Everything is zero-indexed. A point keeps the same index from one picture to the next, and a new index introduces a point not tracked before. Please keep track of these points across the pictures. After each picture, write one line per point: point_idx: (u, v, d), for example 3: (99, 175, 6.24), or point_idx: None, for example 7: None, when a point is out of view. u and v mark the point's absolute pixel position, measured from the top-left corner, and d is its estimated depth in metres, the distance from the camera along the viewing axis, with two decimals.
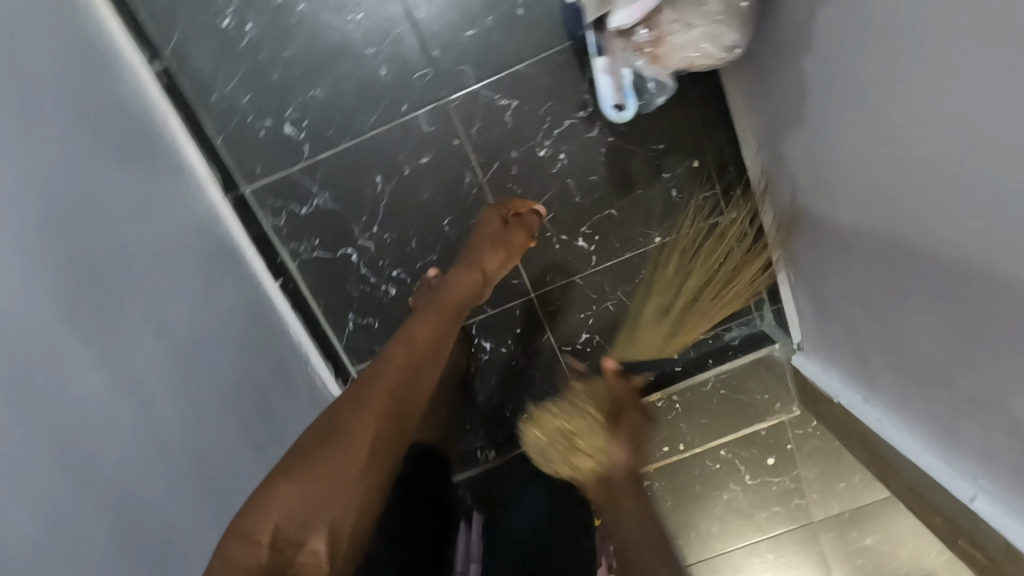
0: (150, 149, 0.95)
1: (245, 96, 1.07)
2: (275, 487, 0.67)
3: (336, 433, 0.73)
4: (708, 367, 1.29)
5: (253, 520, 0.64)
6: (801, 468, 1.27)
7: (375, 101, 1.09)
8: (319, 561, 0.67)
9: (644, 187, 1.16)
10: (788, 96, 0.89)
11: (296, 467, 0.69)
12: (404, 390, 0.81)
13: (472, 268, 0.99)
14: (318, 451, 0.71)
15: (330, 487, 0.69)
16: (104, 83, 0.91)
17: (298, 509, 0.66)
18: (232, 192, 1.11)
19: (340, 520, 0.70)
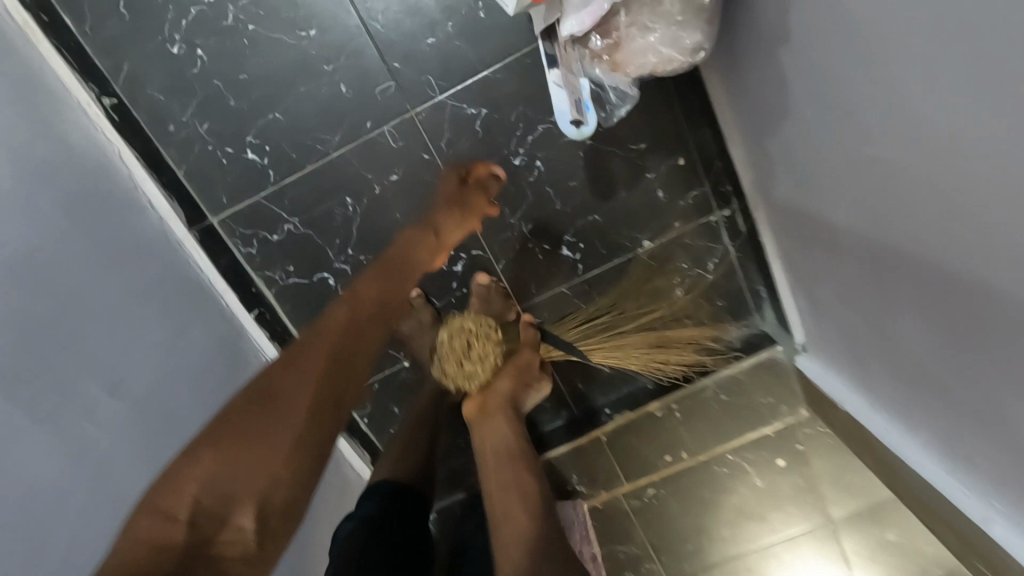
0: (109, 190, 0.92)
1: (203, 125, 1.03)
2: (194, 459, 0.61)
3: (263, 396, 0.65)
4: (707, 371, 1.23)
5: (168, 494, 0.58)
6: (813, 468, 1.21)
7: (338, 120, 1.04)
8: (245, 539, 0.61)
9: (628, 190, 1.10)
10: (776, 87, 0.81)
11: (218, 434, 0.62)
12: (348, 350, 0.72)
13: (428, 227, 0.91)
14: (243, 417, 0.64)
15: (260, 454, 0.62)
16: (53, 128, 0.87)
17: (220, 478, 0.61)
18: (199, 224, 1.07)
19: (273, 492, 0.63)
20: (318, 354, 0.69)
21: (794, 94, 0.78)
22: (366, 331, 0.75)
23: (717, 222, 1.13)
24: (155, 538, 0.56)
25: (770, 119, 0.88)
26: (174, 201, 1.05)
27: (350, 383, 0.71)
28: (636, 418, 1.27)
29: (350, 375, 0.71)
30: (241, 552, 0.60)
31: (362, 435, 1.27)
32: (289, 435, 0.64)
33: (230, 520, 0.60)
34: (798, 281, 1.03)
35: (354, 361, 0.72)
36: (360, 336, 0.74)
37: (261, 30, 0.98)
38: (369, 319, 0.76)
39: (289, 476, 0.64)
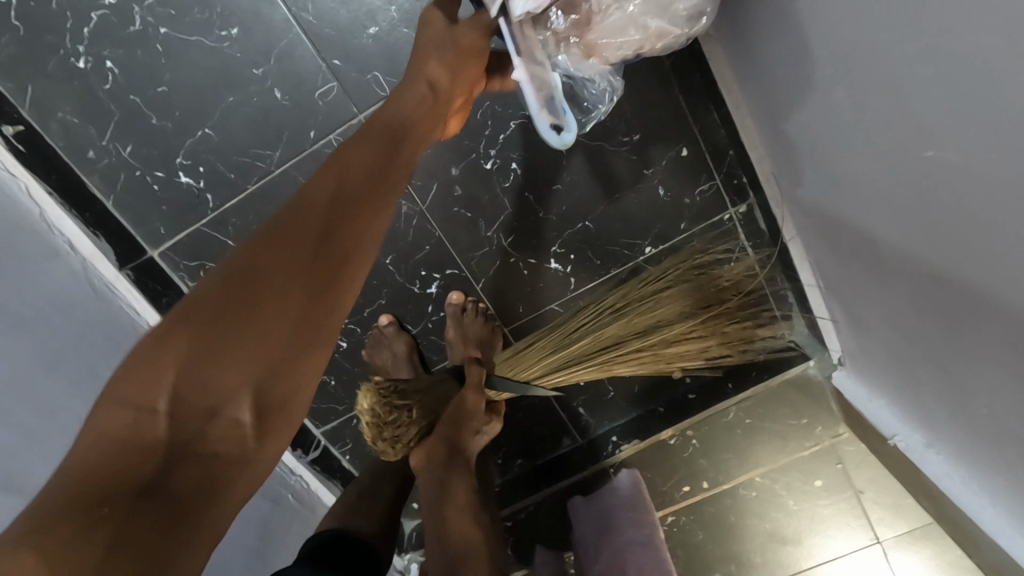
0: (15, 242, 0.81)
1: (126, 148, 0.89)
2: (160, 345, 0.46)
3: (241, 270, 0.49)
4: (727, 392, 1.08)
5: (132, 383, 0.44)
6: (857, 486, 1.04)
7: (276, 132, 0.89)
8: (241, 434, 0.47)
9: (624, 190, 0.93)
10: (804, 61, 0.62)
11: (190, 314, 0.47)
12: (343, 216, 0.53)
13: (416, 82, 0.64)
14: (219, 298, 0.47)
15: (247, 332, 0.47)
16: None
17: (197, 363, 0.45)
18: (138, 259, 0.95)
19: (271, 385, 0.48)
20: (313, 217, 0.52)
21: (826, 72, 0.59)
22: (366, 194, 0.56)
23: (732, 220, 0.95)
24: (128, 438, 0.43)
25: (790, 104, 0.69)
26: (102, 238, 0.93)
27: (354, 254, 0.53)
28: (648, 448, 1.12)
29: (350, 245, 0.53)
30: (237, 450, 0.47)
31: (344, 472, 1.16)
32: (280, 318, 0.48)
33: (219, 411, 0.46)
34: (834, 291, 0.85)
35: (350, 229, 0.54)
36: (360, 196, 0.55)
37: (174, 33, 0.82)
38: (370, 180, 0.56)
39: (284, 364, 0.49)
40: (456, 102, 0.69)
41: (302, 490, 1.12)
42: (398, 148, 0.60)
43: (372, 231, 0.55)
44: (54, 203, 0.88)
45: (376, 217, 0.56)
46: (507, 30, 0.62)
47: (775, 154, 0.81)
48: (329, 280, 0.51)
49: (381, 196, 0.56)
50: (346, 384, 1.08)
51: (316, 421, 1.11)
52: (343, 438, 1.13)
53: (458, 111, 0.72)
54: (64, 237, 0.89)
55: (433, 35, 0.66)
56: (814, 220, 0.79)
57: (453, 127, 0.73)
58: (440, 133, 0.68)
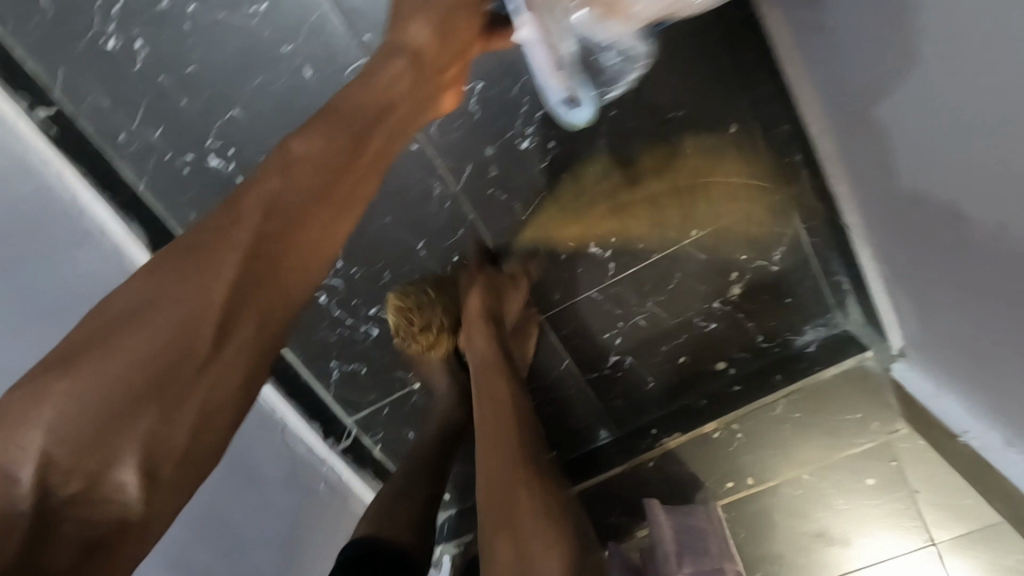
0: (41, 224, 0.81)
1: (156, 131, 0.87)
2: (35, 398, 0.43)
3: (134, 316, 0.46)
4: (775, 384, 1.01)
5: (2, 442, 0.41)
6: (912, 485, 0.97)
7: (306, 113, 0.86)
8: (129, 494, 0.45)
9: (667, 169, 0.88)
10: (886, 23, 0.55)
11: (74, 363, 0.44)
12: (262, 250, 0.50)
13: (398, 53, 0.61)
14: (106, 349, 0.45)
15: (133, 389, 0.44)
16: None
17: (76, 423, 0.43)
18: (168, 244, 0.94)
19: (163, 443, 0.46)
20: (227, 253, 0.49)
21: (920, 53, 0.53)
22: (292, 226, 0.52)
23: (784, 203, 0.90)
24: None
25: (866, 90, 0.64)
26: (134, 223, 0.91)
27: (274, 292, 0.51)
28: (687, 442, 1.05)
29: (267, 287, 0.50)
30: (126, 510, 0.45)
31: (376, 460, 1.15)
32: (176, 371, 0.46)
33: (101, 472, 0.43)
34: (897, 278, 0.80)
35: (270, 266, 0.50)
36: (286, 228, 0.52)
37: (203, 11, 0.78)
38: (301, 210, 0.53)
39: (179, 419, 0.46)
40: (447, 73, 0.65)
41: (335, 478, 1.10)
42: (346, 161, 0.55)
43: (298, 265, 0.52)
44: (86, 186, 0.88)
45: (306, 252, 0.53)
46: None
47: (838, 130, 0.75)
48: (237, 326, 0.49)
49: (312, 227, 0.53)
50: (377, 371, 1.05)
51: (348, 408, 1.09)
52: (375, 426, 1.11)
53: (452, 87, 0.67)
54: (96, 222, 0.88)
55: None
56: (883, 205, 0.74)
57: (446, 105, 0.68)
58: (425, 117, 0.64)
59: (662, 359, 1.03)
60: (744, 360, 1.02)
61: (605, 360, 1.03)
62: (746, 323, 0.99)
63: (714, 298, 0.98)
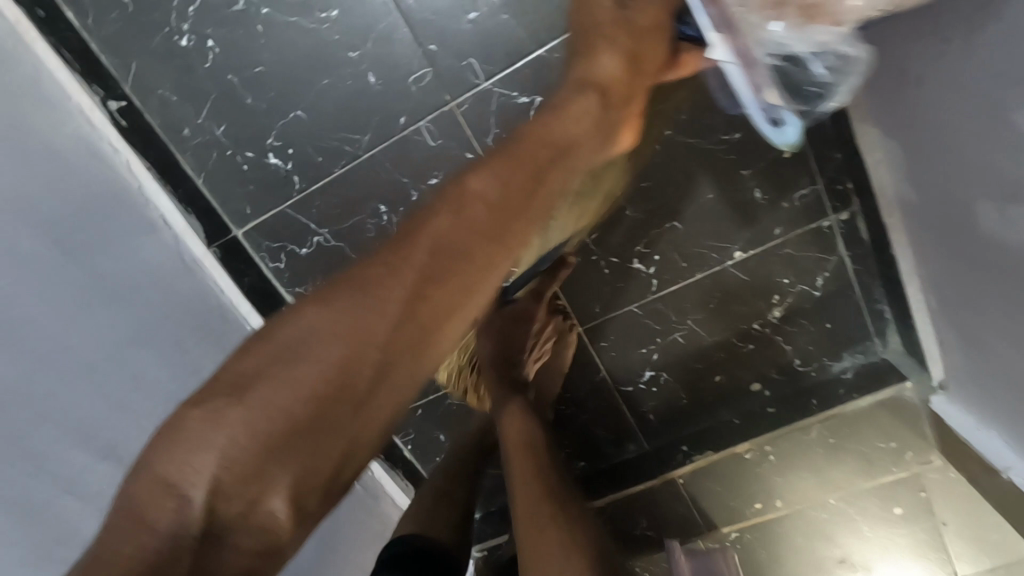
0: (113, 210, 0.82)
1: (219, 127, 0.90)
2: (210, 422, 0.44)
3: (300, 348, 0.48)
4: (811, 410, 1.01)
5: (174, 459, 0.43)
6: (939, 516, 0.97)
7: (366, 118, 0.89)
8: (278, 524, 0.46)
9: (721, 190, 0.89)
10: (985, 53, 0.55)
11: (245, 390, 0.46)
12: (426, 291, 0.52)
13: (586, 89, 0.66)
14: (274, 378, 0.46)
15: (296, 421, 0.46)
16: (43, 135, 0.76)
17: (243, 450, 0.44)
18: (222, 238, 0.96)
19: (312, 476, 0.47)
20: (391, 292, 0.51)
21: (1010, 84, 0.53)
22: (452, 271, 0.53)
23: (832, 228, 0.90)
24: (171, 528, 0.42)
25: (946, 113, 0.63)
26: (192, 215, 0.93)
27: (431, 334, 0.52)
28: (718, 460, 1.06)
29: (421, 331, 0.51)
30: (272, 536, 0.46)
31: (406, 463, 1.15)
32: (336, 408, 0.47)
33: (260, 500, 0.45)
34: (947, 308, 0.80)
35: (428, 310, 0.52)
36: (445, 273, 0.53)
37: (276, 15, 0.82)
38: (462, 255, 0.54)
39: (327, 456, 0.47)
40: (623, 113, 0.69)
41: (367, 476, 1.12)
42: (517, 204, 0.57)
43: (453, 309, 0.53)
44: (150, 177, 0.90)
45: (460, 296, 0.53)
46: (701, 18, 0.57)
47: (901, 157, 0.75)
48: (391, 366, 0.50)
49: (467, 272, 0.54)
50: None
51: None
52: (406, 428, 1.12)
53: (630, 126, 0.71)
54: (158, 211, 0.90)
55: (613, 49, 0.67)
56: (944, 232, 0.73)
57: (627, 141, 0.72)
58: (586, 161, 0.66)
59: (697, 377, 1.03)
60: (781, 384, 1.02)
61: (641, 375, 1.04)
62: (784, 346, 0.99)
63: (753, 318, 0.98)
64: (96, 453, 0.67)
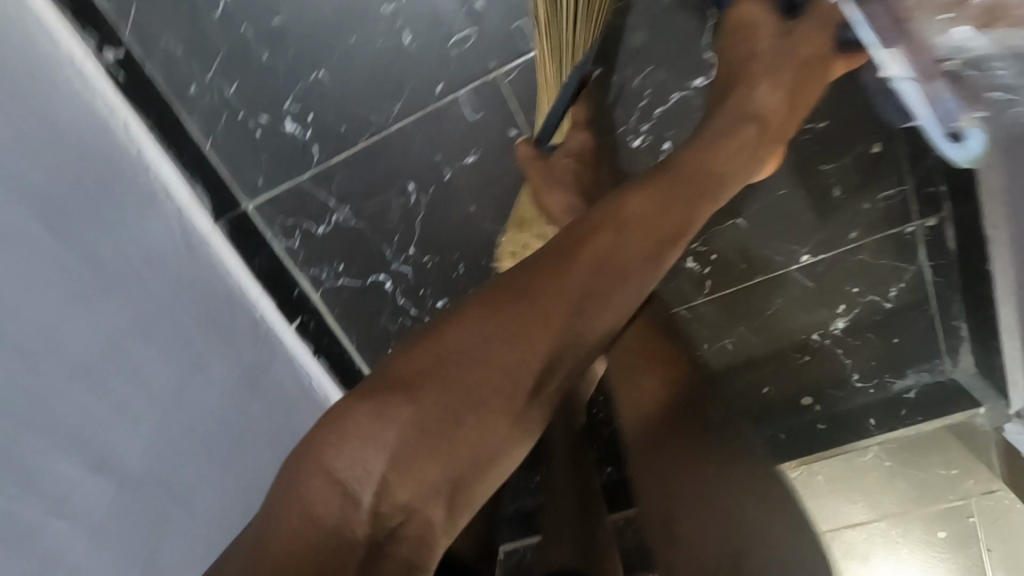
0: (108, 182, 0.71)
1: (230, 87, 0.80)
2: (380, 418, 0.42)
3: (468, 351, 0.45)
4: (869, 430, 0.92)
5: (334, 456, 0.41)
6: (988, 546, 0.88)
7: (397, 85, 0.78)
8: (431, 531, 0.44)
9: (794, 186, 0.81)
10: None
11: (414, 385, 0.43)
12: (589, 295, 0.50)
13: (749, 118, 0.64)
14: (443, 379, 0.44)
15: (463, 424, 0.44)
16: (27, 89, 0.64)
17: (412, 449, 0.42)
18: (232, 213, 0.86)
19: (464, 482, 0.45)
20: (554, 304, 0.48)
21: None
22: (612, 283, 0.51)
23: (915, 235, 0.81)
24: (336, 522, 0.40)
25: None
26: (199, 185, 0.83)
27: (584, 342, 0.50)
28: None
29: (575, 344, 0.49)
30: (419, 547, 0.43)
31: None
32: (496, 417, 0.45)
33: (418, 505, 0.43)
34: None
35: (585, 324, 0.49)
36: (604, 287, 0.51)
37: None
38: (623, 270, 0.52)
39: (482, 462, 0.45)
40: (772, 146, 0.67)
41: None
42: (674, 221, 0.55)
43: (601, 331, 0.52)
44: (152, 141, 0.79)
45: (614, 313, 0.52)
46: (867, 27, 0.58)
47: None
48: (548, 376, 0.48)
49: (620, 287, 0.52)
50: None
51: None
52: None
53: (772, 159, 0.68)
54: (161, 180, 0.79)
55: (778, 64, 0.66)
56: None
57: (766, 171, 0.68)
58: (741, 180, 0.63)
59: (742, 389, 0.93)
60: (835, 398, 0.92)
61: None
62: (844, 359, 0.90)
63: (813, 328, 0.88)
64: (88, 463, 0.57)
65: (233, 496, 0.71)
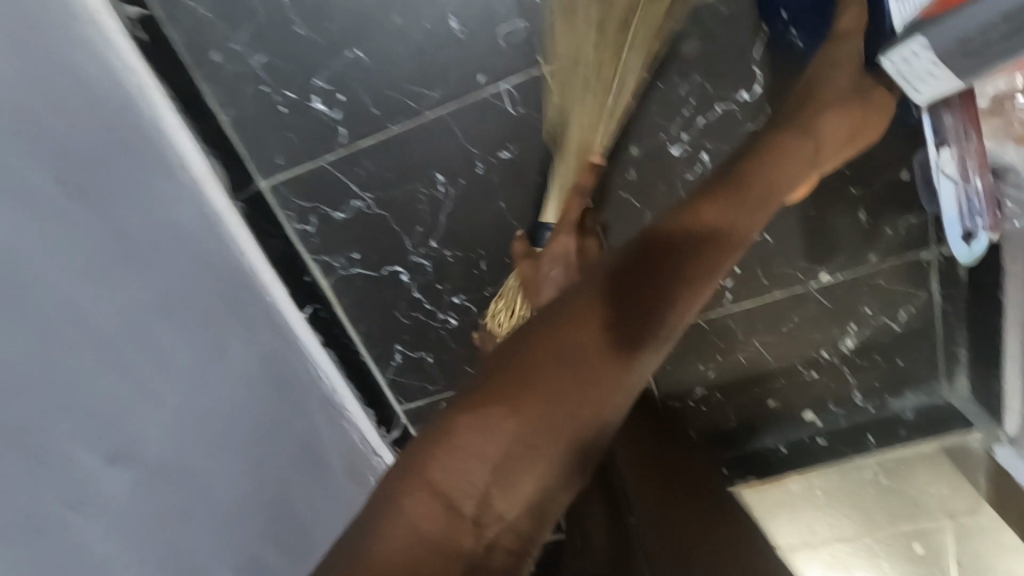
0: (126, 150, 0.65)
1: (257, 56, 0.76)
2: (483, 430, 0.43)
3: (557, 362, 0.46)
4: (868, 448, 0.95)
5: (439, 469, 0.42)
6: (962, 563, 0.92)
7: (439, 72, 0.76)
8: (521, 546, 0.44)
9: (821, 206, 0.82)
10: None
11: (513, 395, 0.44)
12: (670, 303, 0.50)
13: (806, 136, 0.64)
14: (541, 391, 0.44)
15: (558, 434, 0.44)
16: (45, 39, 0.58)
17: (511, 460, 0.43)
18: (247, 191, 0.81)
19: (553, 494, 0.45)
20: (638, 318, 0.49)
21: None
22: (692, 291, 0.51)
23: (930, 262, 0.84)
24: (439, 534, 0.40)
25: None
26: (215, 159, 0.78)
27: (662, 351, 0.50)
28: (763, 487, 0.98)
29: (653, 358, 0.50)
30: (510, 564, 0.43)
31: None
32: (586, 430, 0.45)
33: (511, 519, 0.43)
34: None
35: (663, 335, 0.50)
36: (687, 300, 0.51)
37: None
38: (702, 274, 0.52)
39: (572, 474, 0.45)
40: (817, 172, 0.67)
41: None
42: (738, 233, 0.56)
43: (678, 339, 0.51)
44: (170, 109, 0.73)
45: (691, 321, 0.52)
46: (932, 123, 0.69)
47: None
48: (636, 386, 0.48)
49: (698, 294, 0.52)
50: (445, 366, 0.92)
51: (400, 396, 0.95)
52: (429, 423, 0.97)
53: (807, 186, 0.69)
54: (175, 150, 0.73)
55: (842, 95, 0.67)
56: None
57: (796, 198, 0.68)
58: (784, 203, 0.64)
59: (751, 401, 0.94)
60: (836, 416, 0.95)
61: (691, 393, 0.94)
62: (850, 377, 0.92)
63: (824, 346, 0.90)
64: (110, 454, 0.53)
65: (243, 498, 0.67)
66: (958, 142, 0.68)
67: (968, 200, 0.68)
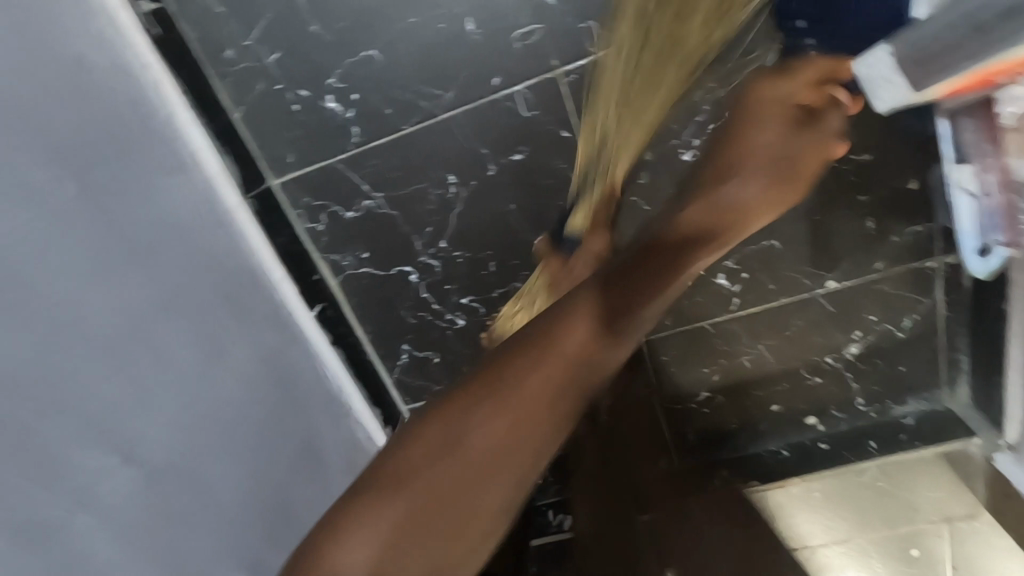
0: (135, 146, 0.66)
1: (271, 54, 0.75)
2: (372, 508, 0.55)
3: (529, 401, 0.59)
4: (868, 453, 0.96)
5: (338, 543, 0.53)
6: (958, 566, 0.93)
7: (451, 73, 0.75)
8: None
9: (831, 212, 0.82)
10: None
11: (404, 478, 0.56)
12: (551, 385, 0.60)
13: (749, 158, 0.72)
14: (433, 467, 0.57)
15: (444, 508, 0.56)
16: (48, 45, 0.59)
17: (405, 535, 0.54)
18: (258, 188, 0.80)
19: (448, 563, 0.56)
20: (526, 392, 0.60)
21: None
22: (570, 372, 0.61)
23: (935, 269, 0.85)
24: None
25: None
26: (228, 155, 0.78)
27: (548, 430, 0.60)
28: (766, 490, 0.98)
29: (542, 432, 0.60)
30: None
31: None
32: (478, 498, 0.57)
33: None
34: None
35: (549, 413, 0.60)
36: (577, 373, 0.62)
37: None
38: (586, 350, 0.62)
39: (463, 542, 0.56)
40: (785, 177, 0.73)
41: None
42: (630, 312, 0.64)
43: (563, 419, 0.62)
44: (183, 105, 0.75)
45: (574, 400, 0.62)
46: (954, 137, 0.73)
47: None
48: (523, 457, 0.59)
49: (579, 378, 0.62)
50: (451, 366, 0.92)
51: (406, 396, 0.95)
52: None
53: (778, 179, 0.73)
54: (187, 147, 0.75)
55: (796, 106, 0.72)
56: None
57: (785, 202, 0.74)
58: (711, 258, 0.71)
59: (752, 406, 0.95)
60: (837, 420, 0.97)
61: (695, 396, 0.95)
62: (852, 383, 0.94)
63: (827, 351, 0.91)
64: (116, 453, 0.54)
65: (252, 493, 0.68)
66: (978, 158, 0.71)
67: (983, 215, 0.73)
